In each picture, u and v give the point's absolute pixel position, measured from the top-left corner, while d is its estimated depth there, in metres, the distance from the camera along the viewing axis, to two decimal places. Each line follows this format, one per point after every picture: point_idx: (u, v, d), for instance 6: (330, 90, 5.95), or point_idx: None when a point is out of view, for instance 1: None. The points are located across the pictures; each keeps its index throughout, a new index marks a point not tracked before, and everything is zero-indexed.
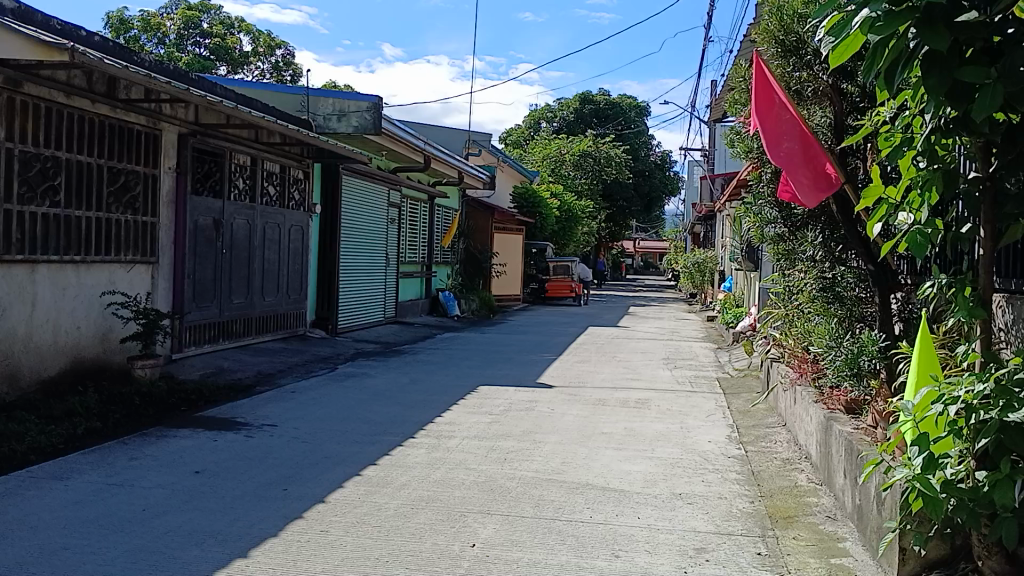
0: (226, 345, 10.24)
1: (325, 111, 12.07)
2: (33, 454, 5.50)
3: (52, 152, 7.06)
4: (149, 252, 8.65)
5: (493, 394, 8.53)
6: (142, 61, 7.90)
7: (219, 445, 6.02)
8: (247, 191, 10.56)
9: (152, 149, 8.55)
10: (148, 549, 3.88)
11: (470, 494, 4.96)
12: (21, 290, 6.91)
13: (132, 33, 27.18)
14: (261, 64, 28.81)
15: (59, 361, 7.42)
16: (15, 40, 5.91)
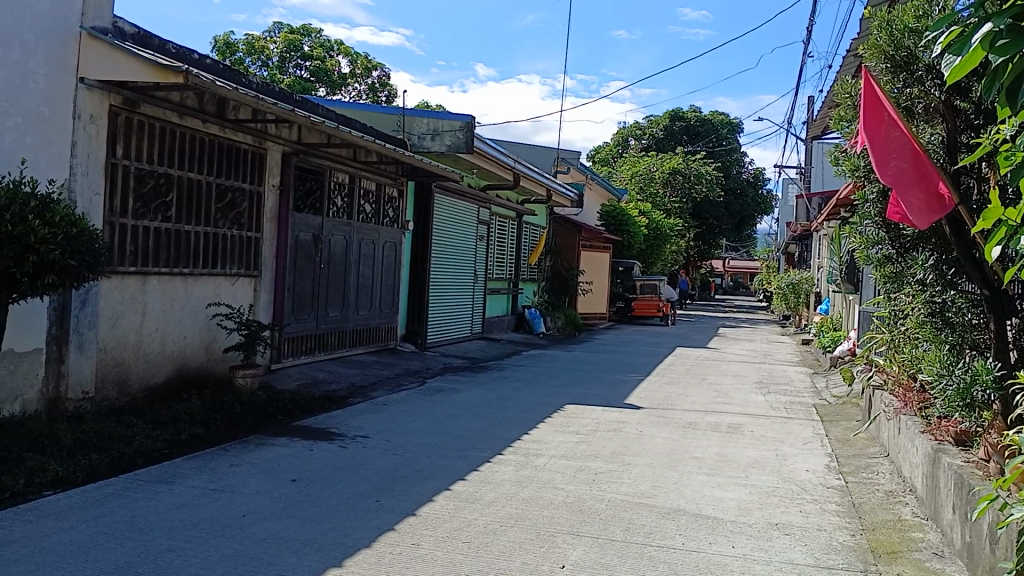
0: (322, 357, 10.54)
1: (420, 130, 12.36)
2: (140, 458, 5.81)
3: (165, 169, 7.48)
4: (253, 265, 9.01)
5: (581, 414, 8.48)
6: (249, 83, 8.27)
7: (315, 454, 6.19)
8: (345, 208, 10.88)
9: (258, 167, 8.92)
10: (247, 554, 4.00)
11: (559, 514, 4.93)
12: (133, 299, 7.29)
13: (238, 57, 28.47)
14: (358, 85, 29.88)
15: (166, 368, 7.79)
16: (136, 66, 6.34)
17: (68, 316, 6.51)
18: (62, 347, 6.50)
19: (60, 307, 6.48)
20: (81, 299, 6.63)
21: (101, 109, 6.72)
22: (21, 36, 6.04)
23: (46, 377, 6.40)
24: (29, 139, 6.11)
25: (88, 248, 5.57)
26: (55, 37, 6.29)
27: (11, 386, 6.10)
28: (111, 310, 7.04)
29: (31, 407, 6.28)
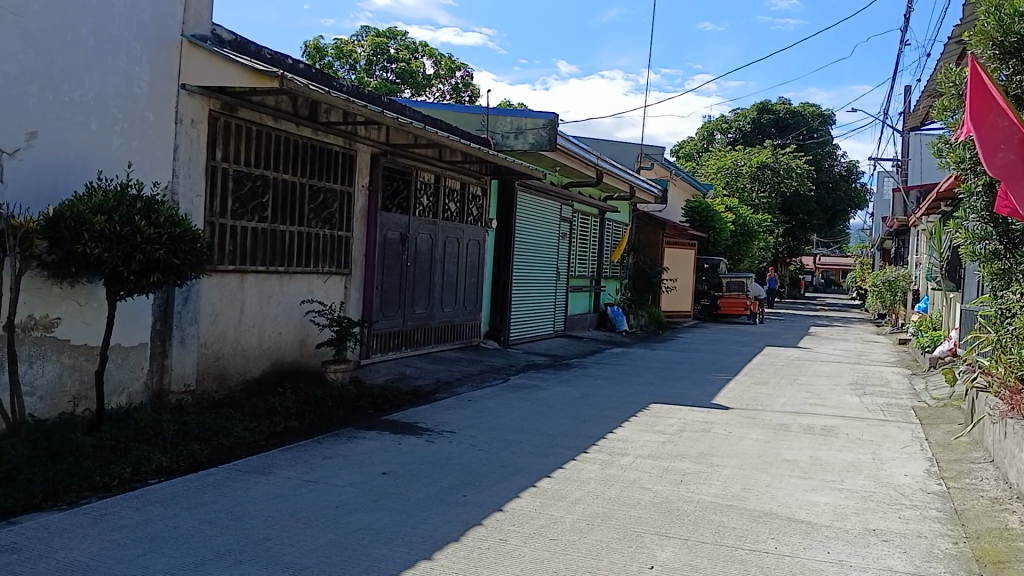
0: (408, 353, 10.75)
1: (504, 129, 12.42)
2: (239, 448, 6.08)
3: (261, 171, 7.78)
4: (343, 264, 9.26)
5: (667, 413, 8.37)
6: (340, 86, 8.51)
7: (403, 448, 6.33)
8: (430, 207, 11.06)
9: (348, 168, 9.17)
10: (340, 545, 4.12)
11: (647, 514, 4.88)
12: (232, 296, 7.59)
13: (327, 61, 29.25)
14: (443, 86, 30.32)
15: (263, 363, 8.09)
16: (234, 71, 6.62)
17: (172, 312, 6.85)
18: (166, 342, 6.83)
19: (164, 303, 6.82)
20: (184, 296, 6.95)
21: (201, 114, 7.03)
22: (129, 45, 6.34)
23: (150, 370, 6.75)
24: (135, 143, 6.44)
25: (190, 247, 5.84)
26: (160, 46, 6.62)
27: (120, 378, 6.47)
28: (212, 306, 7.35)
29: (138, 399, 6.64)
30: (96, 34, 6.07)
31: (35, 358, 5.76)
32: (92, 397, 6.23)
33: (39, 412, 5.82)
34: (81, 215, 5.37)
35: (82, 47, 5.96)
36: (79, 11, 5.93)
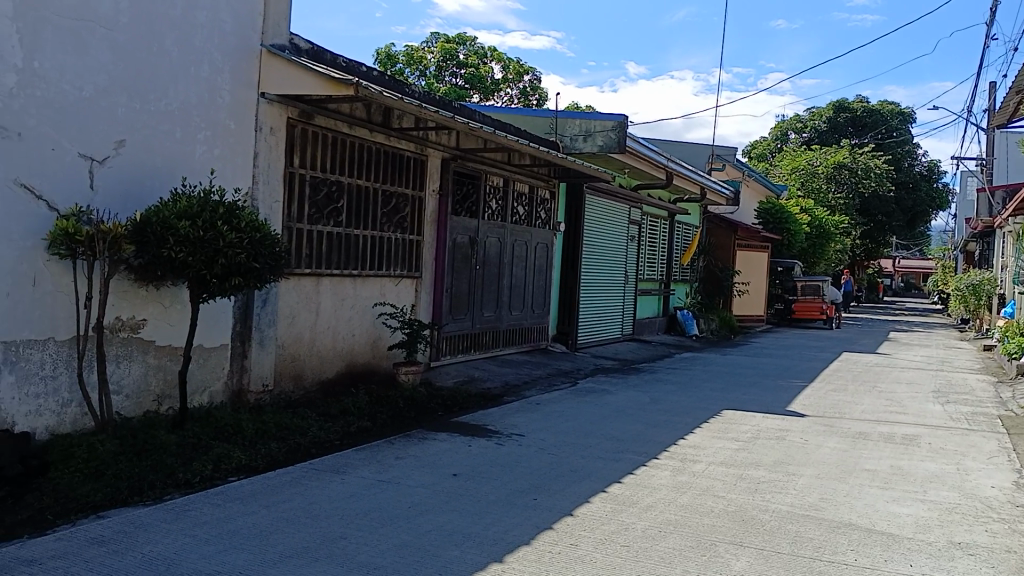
0: (477, 356, 10.82)
1: (572, 132, 12.42)
2: (314, 447, 6.23)
3: (336, 176, 7.96)
4: (414, 267, 9.39)
5: (739, 420, 8.21)
6: (412, 92, 8.64)
7: (474, 450, 6.38)
8: (499, 211, 11.12)
9: (420, 173, 9.29)
10: (414, 545, 4.17)
11: (720, 522, 4.80)
12: (308, 299, 7.78)
13: (398, 67, 29.70)
14: (511, 89, 30.45)
15: (337, 364, 8.27)
16: (311, 80, 6.79)
17: (251, 314, 7.06)
18: (245, 343, 7.05)
19: (244, 306, 7.04)
20: (262, 299, 7.15)
21: (279, 122, 7.24)
22: (211, 56, 6.57)
23: (230, 370, 6.97)
24: (217, 151, 6.67)
25: (270, 251, 6.02)
26: (241, 57, 6.84)
27: (202, 378, 6.70)
28: (289, 308, 7.54)
29: (218, 398, 6.86)
30: (181, 46, 6.31)
31: (123, 358, 6.02)
32: (175, 396, 6.47)
33: (126, 410, 6.08)
34: (168, 220, 5.58)
35: (167, 59, 6.20)
36: (165, 25, 6.17)
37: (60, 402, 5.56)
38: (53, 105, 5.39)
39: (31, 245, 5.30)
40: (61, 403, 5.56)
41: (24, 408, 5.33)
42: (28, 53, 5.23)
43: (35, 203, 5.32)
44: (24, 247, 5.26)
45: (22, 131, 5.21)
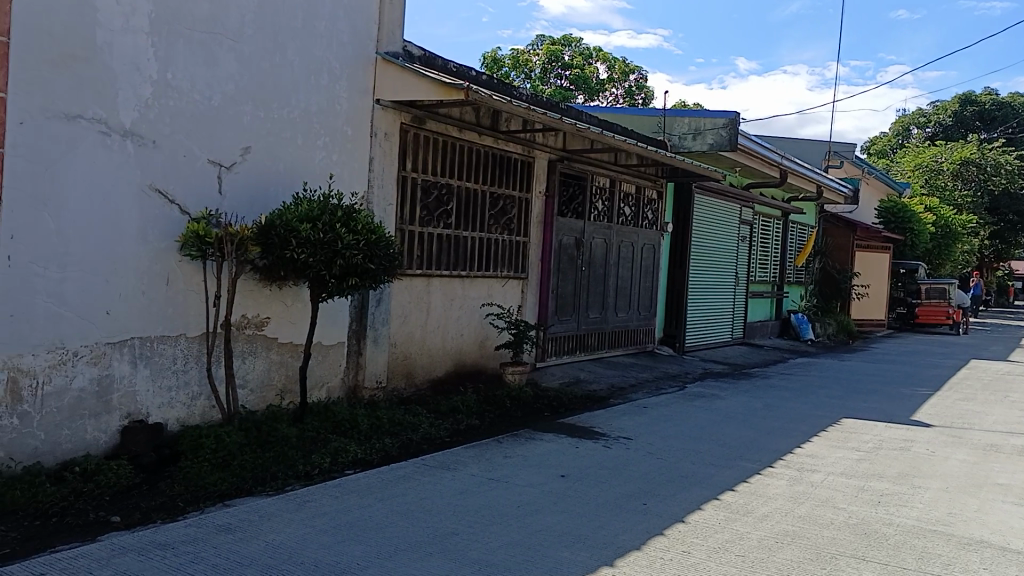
0: (583, 358, 10.79)
1: (681, 130, 12.18)
2: (425, 444, 6.37)
3: (446, 179, 8.12)
4: (521, 268, 9.45)
5: (859, 429, 7.84)
6: (520, 95, 8.71)
7: (581, 452, 6.36)
8: (606, 212, 11.05)
9: (527, 175, 9.35)
10: (524, 544, 4.20)
11: (840, 535, 4.59)
12: (419, 299, 7.96)
13: (505, 71, 30.02)
14: (616, 89, 30.23)
15: (446, 363, 8.42)
16: (424, 85, 6.96)
17: (366, 313, 7.28)
18: (360, 341, 7.29)
19: (359, 305, 7.27)
20: (377, 299, 7.36)
21: (393, 127, 7.45)
22: (330, 65, 6.83)
23: (346, 367, 7.22)
24: (334, 156, 6.93)
25: (384, 252, 6.20)
26: (357, 64, 7.08)
27: (320, 374, 6.97)
28: (401, 308, 7.74)
29: (335, 394, 7.12)
30: (301, 56, 6.58)
31: (247, 354, 6.34)
32: (295, 391, 6.76)
33: (251, 404, 6.39)
34: (289, 223, 5.83)
35: (288, 69, 6.48)
36: (287, 36, 6.46)
37: (190, 395, 5.90)
38: (185, 114, 5.74)
39: (166, 246, 5.66)
40: (191, 396, 5.91)
41: (158, 399, 5.69)
42: (164, 65, 5.58)
43: (169, 207, 5.67)
44: (159, 248, 5.62)
45: (157, 139, 5.57)
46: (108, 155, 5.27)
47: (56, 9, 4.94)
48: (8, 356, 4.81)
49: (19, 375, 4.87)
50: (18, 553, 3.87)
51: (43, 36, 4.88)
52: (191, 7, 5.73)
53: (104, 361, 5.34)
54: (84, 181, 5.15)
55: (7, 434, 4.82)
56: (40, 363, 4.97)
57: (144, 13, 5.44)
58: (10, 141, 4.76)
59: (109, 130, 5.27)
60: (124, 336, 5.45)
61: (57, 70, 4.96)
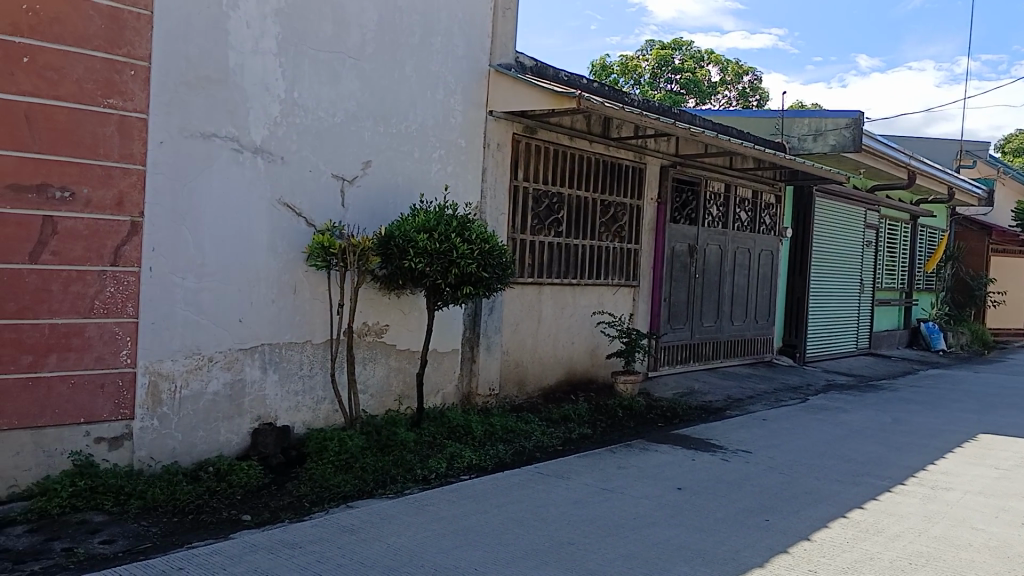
0: (697, 367, 10.55)
1: (800, 132, 11.77)
2: (538, 452, 6.39)
3: (557, 187, 8.15)
4: (634, 275, 9.35)
5: (1000, 446, 7.30)
6: (631, 101, 8.64)
7: (698, 464, 6.22)
8: (720, 218, 10.79)
9: (638, 181, 9.25)
10: (641, 557, 4.14)
11: (982, 559, 4.29)
12: (531, 307, 8.01)
13: (613, 78, 29.85)
14: (728, 92, 29.51)
15: (558, 372, 8.42)
16: (536, 95, 7.01)
17: (479, 321, 7.39)
18: (474, 349, 7.40)
19: (473, 313, 7.38)
20: (489, 307, 7.46)
21: (506, 137, 7.54)
22: (445, 79, 6.98)
23: (461, 374, 7.35)
24: (449, 167, 7.08)
25: (498, 262, 6.27)
26: (471, 78, 7.21)
27: (435, 380, 7.12)
28: (513, 316, 7.81)
29: (450, 400, 7.25)
30: (418, 70, 6.76)
31: (367, 361, 6.55)
32: (413, 397, 6.93)
33: (371, 408, 6.61)
34: (407, 234, 5.99)
35: (406, 84, 6.67)
36: (404, 52, 6.65)
37: (314, 399, 6.16)
38: (309, 131, 6.01)
39: (292, 257, 5.93)
40: (315, 400, 6.16)
41: (285, 403, 5.96)
42: (290, 84, 5.86)
43: (295, 219, 5.94)
44: (286, 259, 5.89)
45: (284, 155, 5.85)
46: (239, 171, 5.58)
47: (193, 36, 5.29)
48: (151, 360, 5.16)
49: (160, 379, 5.22)
50: (160, 548, 4.13)
51: (182, 61, 5.23)
52: (315, 28, 6.00)
53: (236, 366, 5.65)
54: (218, 197, 5.47)
55: (149, 434, 5.17)
56: (179, 367, 5.31)
57: (272, 36, 5.74)
58: (152, 160, 5.12)
59: (240, 147, 5.59)
60: (255, 342, 5.75)
61: (195, 92, 5.31)
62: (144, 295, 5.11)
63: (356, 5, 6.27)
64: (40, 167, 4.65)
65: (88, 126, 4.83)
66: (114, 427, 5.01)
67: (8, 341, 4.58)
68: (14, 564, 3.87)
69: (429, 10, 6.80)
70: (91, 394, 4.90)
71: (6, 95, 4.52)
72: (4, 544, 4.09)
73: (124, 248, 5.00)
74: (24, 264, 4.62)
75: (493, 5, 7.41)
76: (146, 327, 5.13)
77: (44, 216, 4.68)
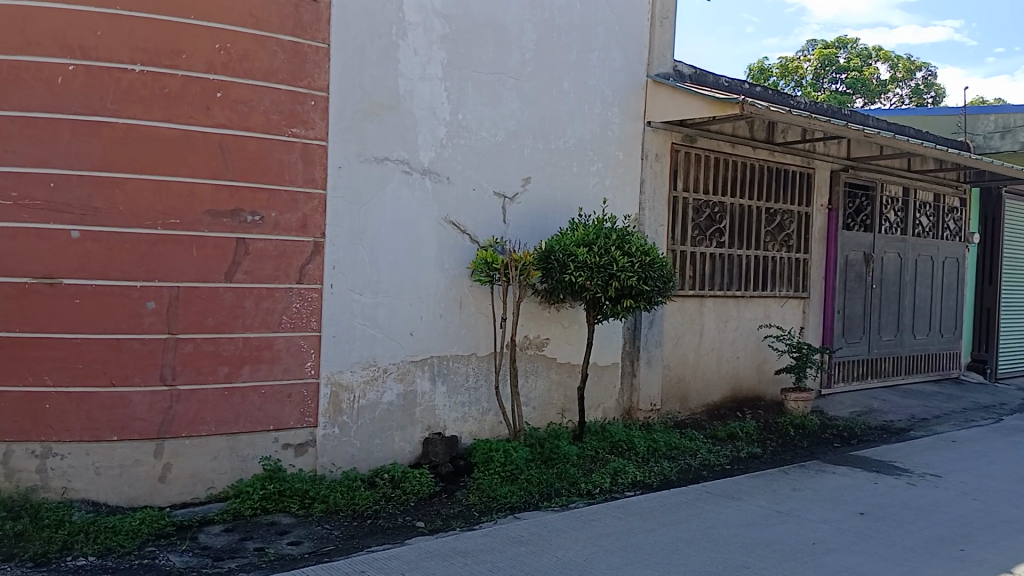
0: (876, 384, 9.86)
1: (986, 129, 10.79)
2: (705, 470, 6.19)
3: (719, 197, 7.92)
4: (803, 286, 8.90)
5: None
6: (797, 104, 8.28)
7: (881, 488, 5.79)
8: (898, 224, 10.07)
9: (807, 188, 8.82)
10: None
11: None
12: (693, 320, 7.80)
13: (772, 81, 28.71)
14: (900, 90, 27.60)
15: (722, 387, 8.14)
16: (697, 103, 6.86)
17: (640, 335, 7.28)
18: (634, 362, 7.30)
19: (633, 326, 7.29)
20: (650, 320, 7.34)
21: (665, 148, 7.43)
22: (603, 93, 6.98)
23: (622, 388, 7.26)
24: (608, 180, 7.05)
25: (659, 274, 6.16)
26: (630, 90, 7.17)
27: (597, 394, 7.08)
28: (675, 329, 7.65)
29: (611, 415, 7.19)
30: (577, 86, 6.80)
31: (529, 374, 6.62)
32: (575, 410, 6.93)
33: (534, 421, 6.67)
34: (567, 248, 6.01)
35: (565, 100, 6.73)
36: (563, 68, 6.71)
37: (480, 410, 6.30)
38: (473, 150, 6.18)
39: (458, 273, 6.11)
40: (481, 412, 6.30)
41: (453, 414, 6.14)
42: (455, 107, 6.07)
43: (461, 236, 6.12)
44: (453, 274, 6.08)
45: (451, 175, 6.06)
46: (410, 192, 5.84)
47: (367, 66, 5.60)
48: (332, 372, 5.47)
49: (341, 389, 5.52)
50: (342, 551, 4.35)
51: (357, 90, 5.55)
52: (477, 51, 6.19)
53: (408, 378, 5.88)
54: (391, 216, 5.75)
55: (331, 442, 5.48)
56: (357, 379, 5.60)
57: (438, 61, 5.97)
58: (332, 184, 5.44)
59: (410, 169, 5.84)
60: (425, 355, 5.97)
61: (369, 118, 5.61)
62: (326, 310, 5.43)
63: (516, 26, 6.41)
64: (233, 193, 5.04)
65: (275, 154, 5.19)
66: (300, 434, 5.34)
67: (207, 354, 4.97)
68: (215, 560, 4.20)
69: (586, 25, 6.84)
70: (280, 403, 5.24)
71: (204, 128, 4.93)
72: (204, 542, 4.45)
73: (308, 267, 5.34)
74: (220, 283, 5.01)
75: (650, 15, 7.34)
76: (327, 341, 5.44)
77: (238, 238, 5.06)
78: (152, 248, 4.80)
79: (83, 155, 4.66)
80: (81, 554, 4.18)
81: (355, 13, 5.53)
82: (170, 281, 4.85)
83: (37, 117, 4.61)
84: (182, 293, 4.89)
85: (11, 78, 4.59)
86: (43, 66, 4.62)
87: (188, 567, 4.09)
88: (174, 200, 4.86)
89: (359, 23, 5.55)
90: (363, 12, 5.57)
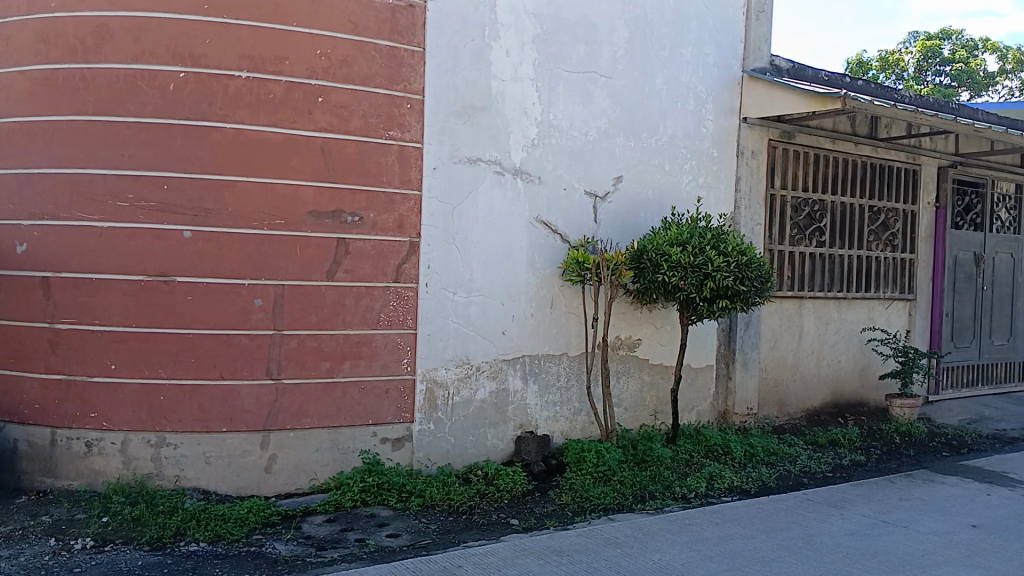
0: (987, 392, 9.34)
1: None
2: (805, 476, 6.00)
3: (819, 195, 7.67)
4: (909, 288, 8.51)
5: None
6: (901, 97, 7.95)
7: (996, 500, 5.47)
8: (1011, 222, 9.52)
9: (912, 185, 8.44)
10: None
11: None
12: (791, 322, 7.57)
13: (871, 74, 27.62)
14: (1010, 82, 26.08)
15: (822, 392, 7.86)
16: (797, 98, 6.66)
17: (735, 337, 7.11)
18: (730, 365, 7.13)
19: (728, 328, 7.13)
20: (745, 322, 7.17)
21: (762, 144, 7.24)
22: (697, 90, 6.85)
23: (717, 391, 7.11)
24: (703, 179, 6.92)
25: (757, 274, 5.98)
26: (725, 85, 7.01)
27: (691, 397, 6.95)
28: (772, 331, 7.44)
29: (705, 418, 7.04)
30: (670, 83, 6.70)
31: (621, 375, 6.56)
32: (667, 412, 6.83)
33: (627, 422, 6.61)
34: (661, 248, 5.90)
35: (657, 97, 6.64)
36: (656, 65, 6.62)
37: (572, 410, 6.28)
38: (564, 150, 6.17)
39: (551, 272, 6.11)
40: (573, 411, 6.28)
41: (545, 413, 6.14)
42: (547, 107, 6.07)
43: (553, 236, 6.12)
44: (545, 274, 6.09)
45: (542, 175, 6.06)
46: (502, 192, 5.87)
47: (460, 68, 5.66)
48: (427, 368, 5.56)
49: (436, 386, 5.60)
50: (438, 545, 4.41)
51: (452, 92, 5.62)
52: (569, 51, 6.17)
53: (501, 376, 5.92)
54: (484, 216, 5.80)
55: (426, 438, 5.56)
56: (452, 376, 5.67)
57: (530, 62, 5.99)
58: (427, 185, 5.53)
59: (502, 170, 5.88)
60: (517, 354, 5.99)
61: (462, 120, 5.67)
62: (422, 309, 5.52)
63: (608, 24, 6.36)
64: (334, 195, 5.18)
65: (374, 157, 5.31)
66: (397, 429, 5.44)
67: (310, 349, 5.12)
68: (318, 549, 4.32)
69: (679, 21, 6.73)
70: (378, 399, 5.36)
71: (307, 132, 5.09)
72: (307, 532, 4.59)
73: (404, 266, 5.45)
74: (322, 282, 5.15)
75: (745, 10, 7.16)
76: (423, 339, 5.53)
77: (339, 238, 5.20)
78: (258, 248, 4.99)
79: (195, 159, 4.88)
80: (193, 540, 4.36)
81: (449, 16, 5.61)
82: (275, 280, 5.03)
83: (152, 122, 4.86)
84: (287, 291, 5.06)
85: (128, 86, 4.85)
86: (157, 74, 4.86)
87: (293, 555, 4.22)
88: (279, 201, 5.03)
89: (452, 26, 5.62)
90: (456, 15, 5.64)
